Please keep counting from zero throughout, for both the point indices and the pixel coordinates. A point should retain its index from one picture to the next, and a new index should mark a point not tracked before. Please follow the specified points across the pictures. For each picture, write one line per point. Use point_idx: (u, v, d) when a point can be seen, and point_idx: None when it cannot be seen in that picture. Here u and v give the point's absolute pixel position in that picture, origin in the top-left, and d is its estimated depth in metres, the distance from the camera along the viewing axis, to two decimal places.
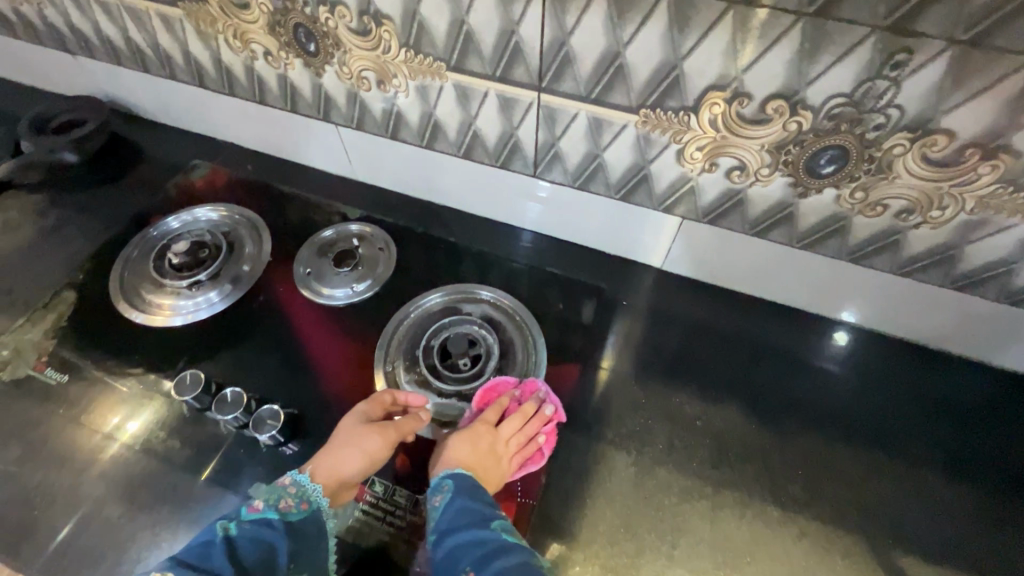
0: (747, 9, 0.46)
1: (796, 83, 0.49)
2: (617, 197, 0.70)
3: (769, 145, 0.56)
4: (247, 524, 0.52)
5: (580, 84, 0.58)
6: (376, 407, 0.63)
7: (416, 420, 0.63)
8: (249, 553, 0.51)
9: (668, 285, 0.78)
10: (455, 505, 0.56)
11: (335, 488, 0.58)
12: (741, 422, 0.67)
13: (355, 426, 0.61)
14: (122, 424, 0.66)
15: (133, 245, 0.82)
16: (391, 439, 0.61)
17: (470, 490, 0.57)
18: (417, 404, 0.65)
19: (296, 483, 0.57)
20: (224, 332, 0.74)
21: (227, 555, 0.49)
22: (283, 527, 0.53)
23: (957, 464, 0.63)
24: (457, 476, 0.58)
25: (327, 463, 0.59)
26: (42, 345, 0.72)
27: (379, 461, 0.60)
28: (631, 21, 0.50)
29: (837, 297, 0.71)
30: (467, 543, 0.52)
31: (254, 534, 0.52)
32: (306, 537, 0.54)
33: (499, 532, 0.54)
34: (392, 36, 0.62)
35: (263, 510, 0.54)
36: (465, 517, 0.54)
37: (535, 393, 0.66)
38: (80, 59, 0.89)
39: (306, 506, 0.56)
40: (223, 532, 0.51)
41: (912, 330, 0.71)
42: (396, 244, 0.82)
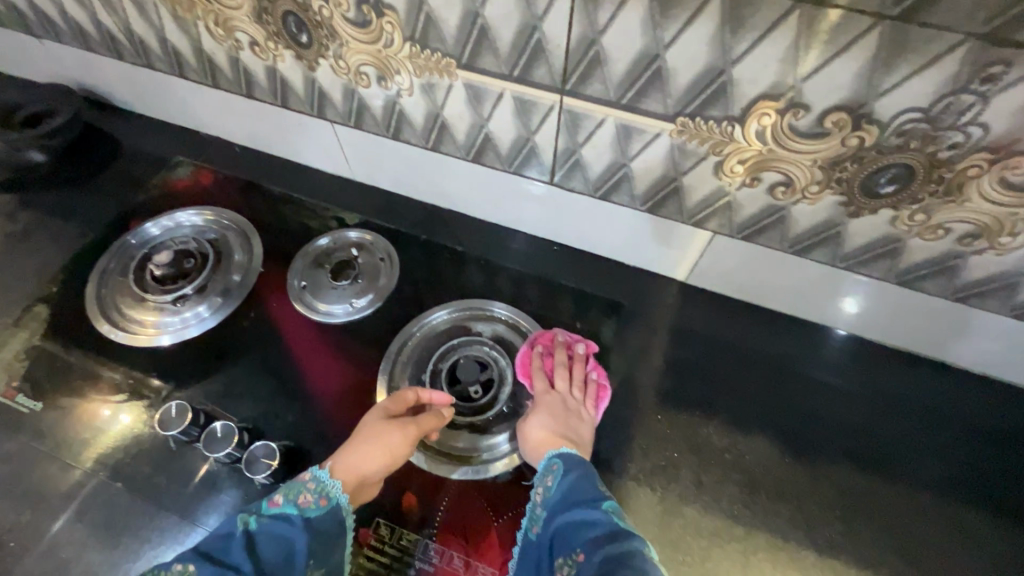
0: (816, 9, 0.39)
1: (864, 95, 0.43)
2: (643, 209, 0.64)
3: (823, 162, 0.49)
4: (266, 519, 0.49)
5: (609, 88, 0.51)
6: (397, 404, 0.59)
7: (438, 418, 0.60)
8: (268, 550, 0.47)
9: (693, 301, 0.73)
10: (567, 485, 0.54)
11: (355, 486, 0.54)
12: (772, 456, 0.62)
13: (376, 423, 0.57)
14: (115, 415, 0.63)
15: (109, 256, 0.75)
16: (413, 437, 0.57)
17: (582, 471, 0.55)
18: (439, 403, 0.61)
19: (315, 477, 0.53)
20: (213, 353, 0.68)
21: (246, 553, 0.46)
22: (303, 524, 0.50)
23: (999, 499, 0.60)
24: (562, 453, 0.56)
25: (349, 459, 0.54)
26: (13, 369, 0.66)
27: (400, 460, 0.56)
28: (675, 20, 0.44)
29: (874, 318, 0.66)
30: (576, 524, 0.50)
31: (273, 531, 0.48)
32: (325, 535, 0.50)
33: (610, 515, 0.50)
34: (395, 28, 0.55)
35: (283, 504, 0.50)
36: (575, 497, 0.53)
37: (558, 341, 0.67)
38: (46, 42, 0.81)
39: (326, 502, 0.52)
40: (243, 526, 0.48)
41: (955, 354, 0.66)
42: (398, 253, 0.75)
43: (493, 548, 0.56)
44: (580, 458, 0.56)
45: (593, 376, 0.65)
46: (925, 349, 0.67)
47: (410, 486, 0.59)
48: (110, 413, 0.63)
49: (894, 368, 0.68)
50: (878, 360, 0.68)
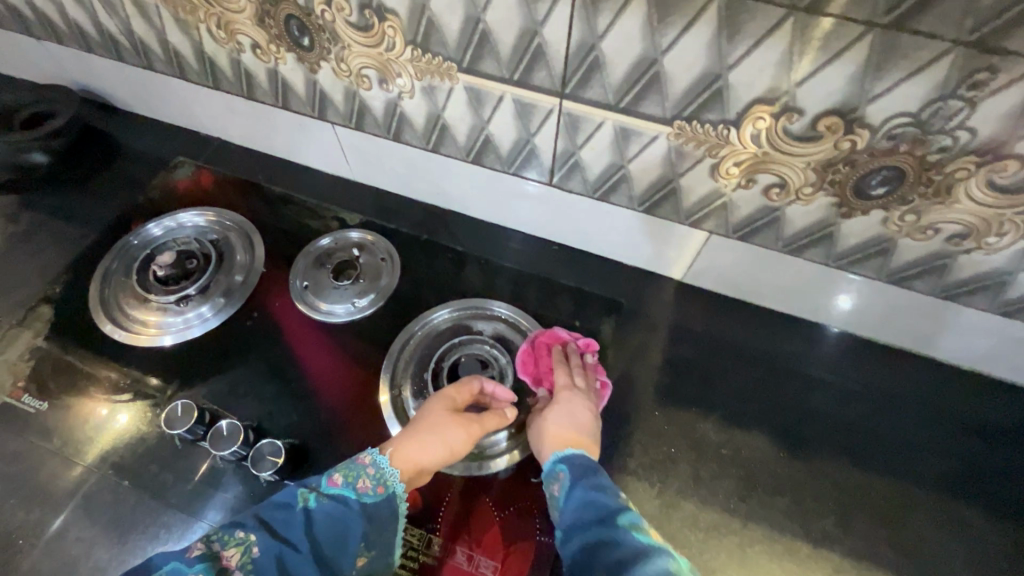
0: (809, 17, 0.40)
1: (855, 99, 0.44)
2: (641, 209, 0.65)
3: (816, 164, 0.51)
4: (326, 499, 0.48)
5: (608, 92, 0.52)
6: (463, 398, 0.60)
7: (498, 419, 0.61)
8: (325, 531, 0.46)
9: (690, 300, 0.74)
10: (577, 490, 0.51)
11: (415, 475, 0.54)
12: (767, 451, 0.64)
13: (442, 415, 0.58)
14: (112, 417, 0.63)
15: (111, 256, 0.75)
16: (475, 438, 0.58)
17: (593, 479, 0.52)
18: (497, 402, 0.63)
19: (376, 464, 0.53)
20: (217, 353, 0.69)
21: (305, 532, 0.45)
22: (359, 510, 0.49)
23: (988, 491, 0.62)
24: (577, 455, 0.54)
25: (414, 448, 0.55)
26: (17, 369, 0.66)
27: (457, 457, 0.57)
28: (673, 26, 0.45)
29: (864, 317, 0.67)
30: (591, 543, 0.45)
31: (331, 511, 0.48)
32: (379, 521, 0.50)
33: (623, 529, 0.45)
34: (397, 33, 0.56)
35: (342, 486, 0.50)
36: (587, 508, 0.48)
37: (563, 338, 0.67)
38: (45, 43, 0.81)
39: (383, 490, 0.51)
40: (303, 502, 0.47)
41: (946, 350, 0.67)
42: (399, 253, 0.76)
43: (495, 541, 0.57)
44: (592, 460, 0.55)
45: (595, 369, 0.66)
46: (914, 345, 0.69)
47: None
48: (107, 412, 0.64)
49: (885, 366, 0.69)
50: (869, 357, 0.70)
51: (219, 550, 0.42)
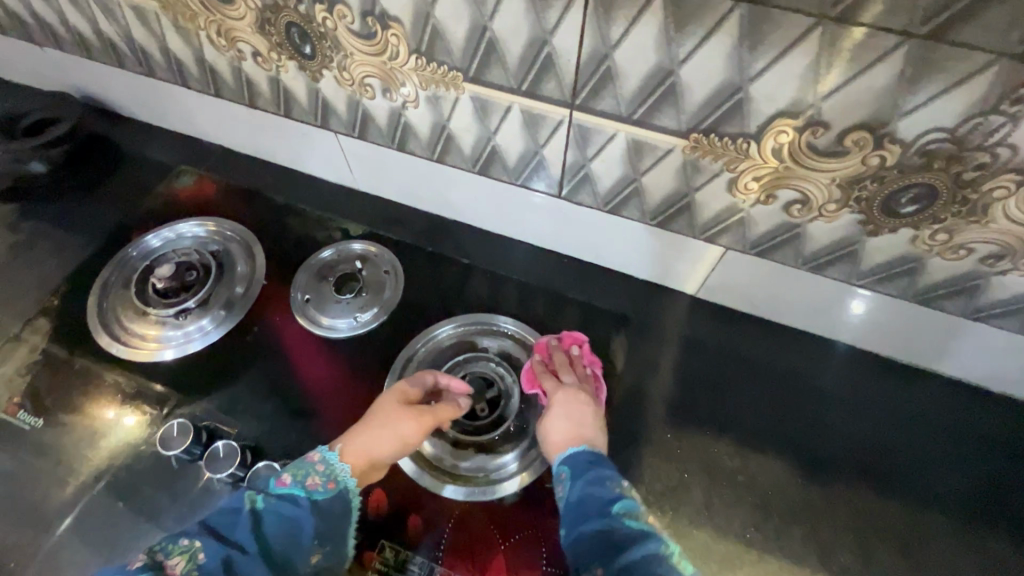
0: (839, 27, 0.38)
1: (886, 113, 0.42)
2: (653, 223, 0.62)
3: (841, 180, 0.48)
4: (274, 499, 0.48)
5: (621, 104, 0.50)
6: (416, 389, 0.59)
7: (455, 409, 0.59)
8: (273, 531, 0.46)
9: (703, 315, 0.71)
10: (579, 484, 0.52)
11: (365, 469, 0.53)
12: (784, 476, 0.61)
13: (393, 407, 0.57)
14: (119, 419, 0.63)
15: (110, 268, 0.74)
16: (428, 427, 0.56)
17: (596, 471, 0.52)
18: (458, 392, 0.61)
19: (325, 460, 0.52)
20: (216, 368, 0.67)
21: (252, 532, 0.45)
22: (310, 507, 0.48)
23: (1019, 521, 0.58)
24: (580, 452, 0.54)
25: (362, 442, 0.54)
26: (14, 384, 0.65)
27: (410, 449, 0.56)
28: (691, 36, 0.42)
29: (874, 330, 0.64)
30: (592, 535, 0.47)
31: (280, 510, 0.47)
32: (332, 517, 0.50)
33: (621, 519, 0.47)
34: (401, 41, 0.54)
35: (291, 485, 0.49)
36: (590, 502, 0.49)
37: (550, 347, 0.65)
38: (47, 50, 0.80)
39: (334, 485, 0.51)
40: (251, 504, 0.47)
41: (968, 369, 0.64)
42: (403, 266, 0.74)
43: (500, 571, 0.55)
44: (597, 454, 0.54)
45: (586, 362, 0.65)
46: (932, 363, 0.65)
47: (415, 507, 0.58)
48: (115, 415, 0.63)
49: (909, 387, 0.66)
50: (892, 377, 0.67)
51: (164, 559, 0.42)
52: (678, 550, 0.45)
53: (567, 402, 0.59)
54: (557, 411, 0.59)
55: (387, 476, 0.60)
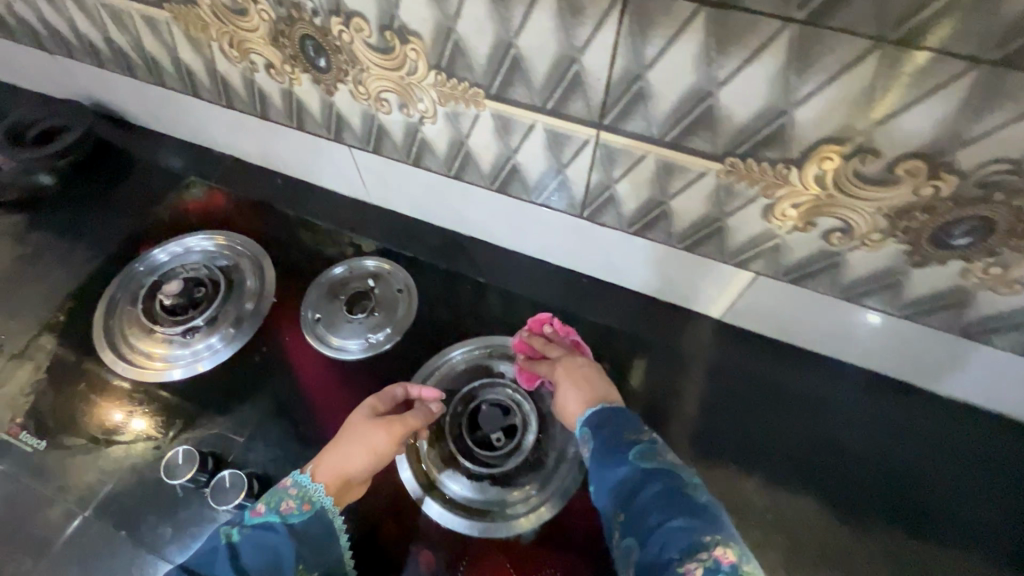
0: (899, 50, 0.35)
1: (945, 142, 0.39)
2: (680, 246, 0.59)
3: (888, 210, 0.45)
4: (249, 529, 0.47)
5: (652, 125, 0.47)
6: (383, 402, 0.59)
7: (425, 415, 0.58)
8: (252, 561, 0.45)
9: (730, 341, 0.68)
10: (593, 435, 0.51)
11: (339, 488, 0.52)
12: (813, 512, 0.58)
13: (361, 421, 0.56)
14: (128, 420, 0.62)
15: (116, 284, 0.72)
16: (397, 435, 0.55)
17: (612, 424, 0.51)
18: (430, 398, 0.59)
19: (297, 483, 0.52)
20: (224, 390, 0.65)
21: (230, 565, 0.45)
22: (287, 531, 0.48)
23: None
24: (597, 411, 0.53)
25: (332, 461, 0.53)
26: (18, 404, 0.63)
27: (384, 460, 0.55)
28: (733, 57, 0.39)
29: (892, 355, 0.62)
30: (612, 482, 0.47)
31: (255, 540, 0.47)
32: (313, 539, 0.49)
33: (639, 464, 0.47)
34: (420, 56, 0.51)
35: (265, 513, 0.49)
36: (610, 455, 0.48)
37: (524, 343, 0.63)
38: (57, 57, 0.79)
39: (309, 506, 0.50)
40: (226, 538, 0.47)
41: (997, 400, 0.61)
42: (417, 284, 0.72)
43: None
44: (611, 407, 0.54)
45: (562, 334, 0.64)
46: (955, 391, 0.63)
47: (428, 543, 0.56)
48: (122, 418, 0.62)
49: (945, 419, 0.63)
50: (927, 408, 0.64)
51: None
52: (693, 479, 0.47)
53: (569, 375, 0.58)
54: (566, 386, 0.58)
55: (399, 510, 0.57)
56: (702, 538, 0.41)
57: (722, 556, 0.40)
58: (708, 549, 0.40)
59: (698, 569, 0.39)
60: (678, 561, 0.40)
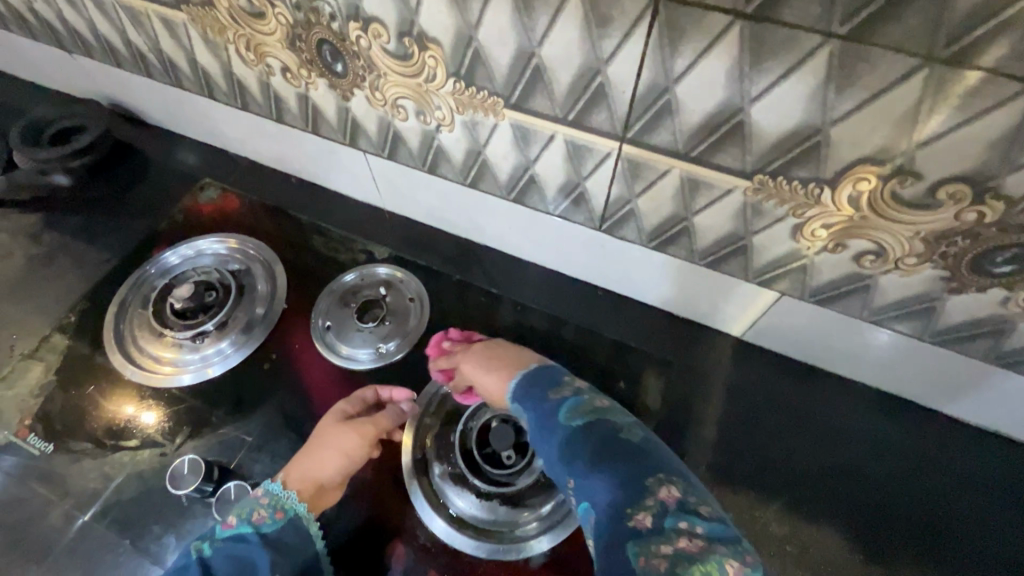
0: (951, 69, 0.33)
1: (994, 166, 0.36)
2: (701, 263, 0.57)
3: (927, 234, 0.43)
4: (219, 543, 0.48)
5: (678, 139, 0.45)
6: (353, 405, 0.60)
7: (397, 415, 0.60)
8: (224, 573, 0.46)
9: (749, 361, 0.66)
10: (526, 406, 0.51)
11: (313, 492, 0.53)
12: (835, 543, 0.56)
13: (331, 424, 0.57)
14: (139, 414, 0.62)
15: (128, 286, 0.71)
16: (368, 435, 0.57)
17: (537, 388, 0.52)
18: (400, 398, 0.61)
19: (269, 493, 0.52)
20: (232, 397, 0.64)
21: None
22: (259, 541, 0.48)
23: None
24: (517, 381, 0.54)
25: (304, 466, 0.54)
26: (26, 406, 0.63)
27: (357, 462, 0.56)
28: (768, 72, 0.37)
29: (919, 380, 0.59)
30: (552, 447, 0.47)
31: (227, 553, 0.47)
32: (288, 546, 0.49)
33: (570, 421, 0.47)
34: (439, 64, 0.50)
35: (236, 525, 0.49)
36: (542, 420, 0.49)
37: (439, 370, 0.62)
38: (76, 57, 0.79)
39: (281, 514, 0.50)
40: (198, 554, 0.47)
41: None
42: (429, 293, 0.70)
43: None
44: (533, 372, 0.54)
45: (461, 340, 0.64)
46: (985, 419, 0.60)
47: (437, 563, 0.54)
48: (134, 411, 0.62)
49: (974, 450, 0.61)
50: (954, 437, 0.61)
51: None
52: (627, 423, 0.47)
53: (478, 368, 0.58)
54: (481, 376, 0.57)
55: (406, 528, 0.56)
56: (645, 482, 0.41)
57: (667, 495, 0.40)
58: (653, 492, 0.40)
59: (646, 515, 0.39)
60: (627, 511, 0.40)
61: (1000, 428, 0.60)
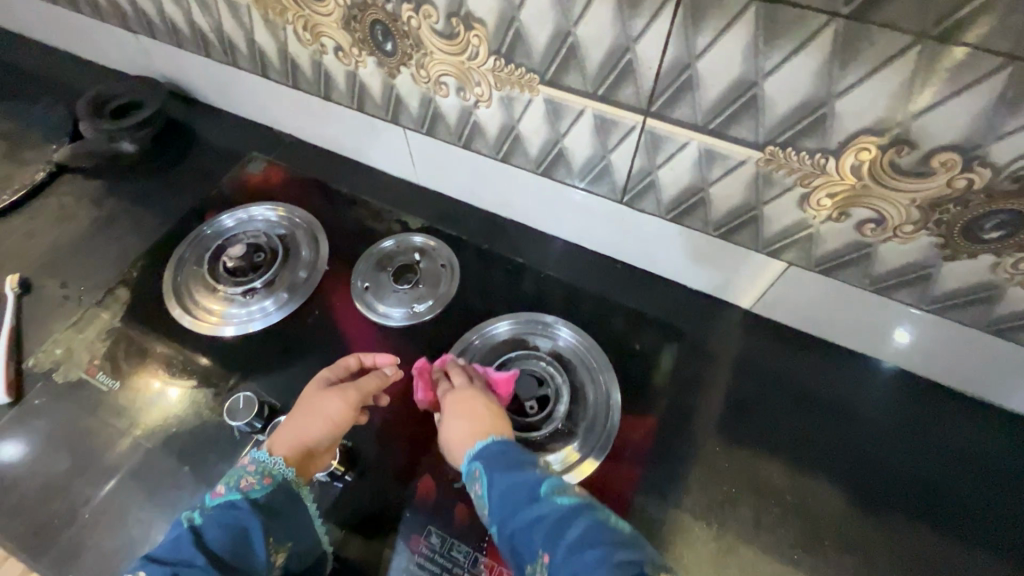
0: (940, 45, 0.37)
1: (981, 136, 0.41)
2: (716, 234, 0.62)
3: (922, 202, 0.47)
4: (210, 511, 0.50)
5: (697, 113, 0.50)
6: (337, 372, 0.63)
7: (380, 378, 0.62)
8: (217, 538, 0.49)
9: (758, 331, 0.70)
10: (500, 477, 0.51)
11: (302, 459, 0.56)
12: (833, 498, 0.60)
13: (316, 392, 0.60)
14: (163, 391, 0.66)
15: (186, 245, 0.78)
16: (352, 400, 0.60)
17: (508, 461, 0.53)
18: (383, 362, 0.64)
19: (256, 460, 0.55)
20: (279, 348, 0.70)
21: (195, 546, 0.48)
22: (249, 505, 0.51)
23: None
24: (484, 446, 0.54)
25: (290, 435, 0.57)
26: (94, 347, 0.69)
27: (343, 427, 0.59)
28: (780, 49, 0.42)
29: (918, 351, 0.63)
30: (531, 521, 0.47)
31: (219, 519, 0.50)
32: (279, 507, 0.53)
33: (550, 498, 0.48)
34: (482, 42, 0.55)
35: (226, 493, 0.52)
36: (514, 491, 0.49)
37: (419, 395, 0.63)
38: (140, 37, 0.86)
39: (270, 480, 0.53)
40: (189, 523, 0.50)
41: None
42: (459, 261, 0.76)
43: None
44: (501, 441, 0.55)
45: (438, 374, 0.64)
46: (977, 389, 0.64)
47: (463, 498, 0.59)
48: (160, 386, 0.66)
49: (969, 420, 0.64)
50: (950, 408, 0.65)
51: None
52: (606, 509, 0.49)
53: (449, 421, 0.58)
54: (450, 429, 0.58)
55: (437, 466, 0.61)
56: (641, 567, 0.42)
57: None
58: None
59: None
60: None
61: (994, 398, 0.64)
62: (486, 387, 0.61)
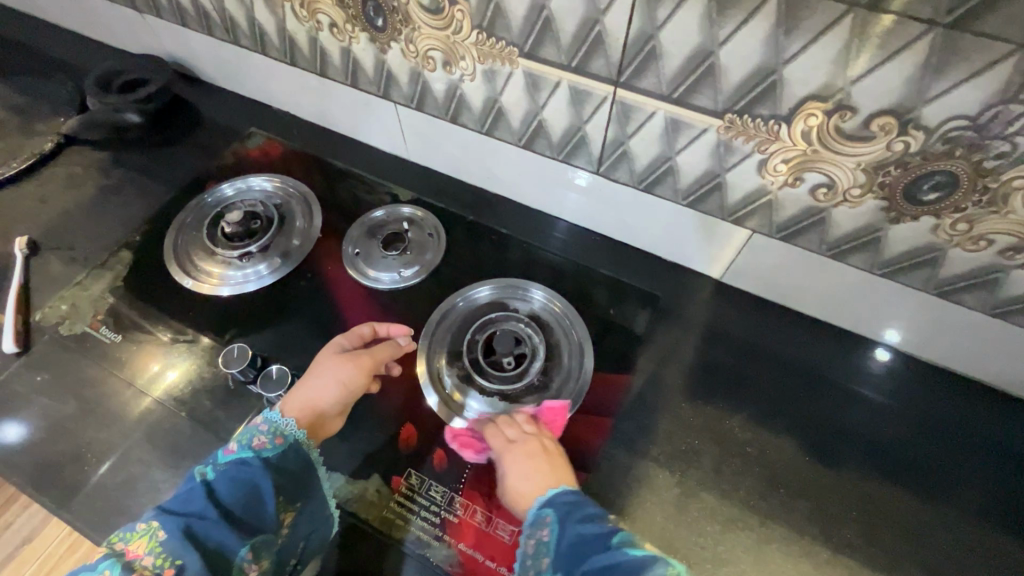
0: (870, 13, 0.41)
1: (912, 100, 0.45)
2: (685, 203, 0.66)
3: (866, 165, 0.51)
4: (223, 467, 0.53)
5: (662, 82, 0.54)
6: (353, 340, 0.67)
7: (394, 348, 0.67)
8: (229, 494, 0.51)
9: (726, 299, 0.74)
10: (572, 527, 0.50)
11: (313, 420, 0.60)
12: (789, 451, 0.64)
13: (330, 357, 0.64)
14: (158, 374, 0.68)
15: (188, 212, 0.82)
16: (366, 366, 0.64)
17: (579, 510, 0.52)
18: (398, 333, 0.69)
19: (268, 420, 0.57)
20: (273, 308, 0.74)
21: (207, 499, 0.50)
22: (261, 464, 0.53)
23: (1012, 516, 0.60)
24: (555, 497, 0.54)
25: (304, 396, 0.61)
26: (99, 303, 0.73)
27: (355, 391, 0.63)
28: (732, 19, 0.46)
29: (875, 317, 0.67)
30: (598, 572, 0.46)
31: (231, 475, 0.52)
32: (289, 466, 0.55)
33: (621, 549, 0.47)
34: (465, 17, 0.59)
35: (238, 450, 0.54)
36: (585, 540, 0.49)
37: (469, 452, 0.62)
38: (147, 17, 0.90)
39: (281, 441, 0.56)
40: (202, 477, 0.52)
41: (976, 367, 0.66)
42: (445, 231, 0.80)
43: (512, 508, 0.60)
44: (571, 493, 0.55)
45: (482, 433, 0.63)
46: (930, 355, 0.68)
47: (440, 444, 0.63)
48: (157, 369, 0.68)
49: (924, 384, 0.68)
50: (906, 372, 0.69)
51: (124, 546, 0.47)
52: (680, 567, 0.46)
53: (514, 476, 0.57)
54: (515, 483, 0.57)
55: (419, 416, 0.65)
56: None
57: None
58: None
59: None
60: None
61: (945, 363, 0.68)
62: (539, 430, 0.61)
